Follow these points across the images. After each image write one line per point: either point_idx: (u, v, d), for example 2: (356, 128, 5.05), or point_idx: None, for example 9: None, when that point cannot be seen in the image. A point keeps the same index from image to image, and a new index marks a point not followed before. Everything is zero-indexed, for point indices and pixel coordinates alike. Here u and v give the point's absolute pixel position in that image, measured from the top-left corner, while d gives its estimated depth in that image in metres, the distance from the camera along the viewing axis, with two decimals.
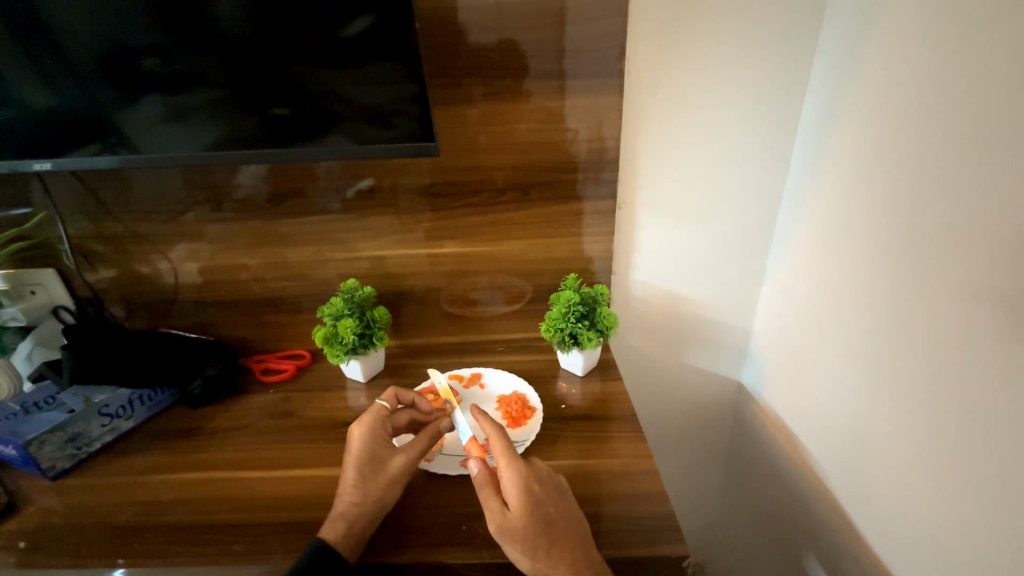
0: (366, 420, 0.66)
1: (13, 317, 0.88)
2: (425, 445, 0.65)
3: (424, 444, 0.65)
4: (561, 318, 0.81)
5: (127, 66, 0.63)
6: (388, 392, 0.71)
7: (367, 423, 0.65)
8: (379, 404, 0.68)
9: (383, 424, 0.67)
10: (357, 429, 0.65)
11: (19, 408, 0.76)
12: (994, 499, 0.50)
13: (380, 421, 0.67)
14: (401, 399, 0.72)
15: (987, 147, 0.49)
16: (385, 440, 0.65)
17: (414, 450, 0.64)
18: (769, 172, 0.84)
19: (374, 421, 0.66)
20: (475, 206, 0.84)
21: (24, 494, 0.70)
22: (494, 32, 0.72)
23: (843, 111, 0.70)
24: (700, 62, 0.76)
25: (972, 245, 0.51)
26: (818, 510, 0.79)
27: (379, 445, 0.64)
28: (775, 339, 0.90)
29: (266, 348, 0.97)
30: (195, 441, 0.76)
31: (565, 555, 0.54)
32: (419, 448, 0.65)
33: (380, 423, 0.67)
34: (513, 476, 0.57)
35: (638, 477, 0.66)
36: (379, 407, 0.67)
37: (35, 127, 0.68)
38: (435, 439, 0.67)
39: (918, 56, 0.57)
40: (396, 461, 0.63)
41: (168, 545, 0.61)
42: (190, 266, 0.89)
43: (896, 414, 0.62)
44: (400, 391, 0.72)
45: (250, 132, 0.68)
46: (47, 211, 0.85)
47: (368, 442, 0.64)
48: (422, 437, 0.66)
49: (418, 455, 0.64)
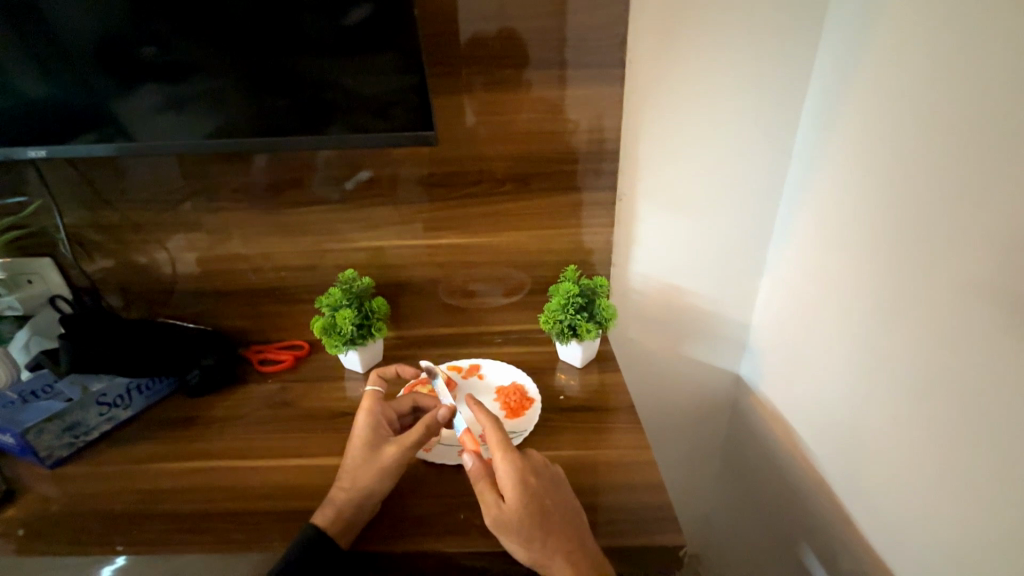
0: (365, 406, 0.67)
1: (10, 306, 0.89)
2: (421, 437, 0.64)
3: (420, 434, 0.64)
4: (560, 310, 0.81)
5: (124, 54, 0.63)
6: (372, 375, 0.73)
7: (366, 410, 0.67)
8: (374, 389, 0.70)
9: (383, 412, 0.68)
10: (358, 416, 0.66)
11: (16, 397, 0.76)
12: (994, 493, 0.50)
13: (379, 407, 0.68)
14: (384, 377, 0.74)
15: (992, 143, 0.49)
16: (383, 428, 0.66)
17: (406, 441, 0.63)
18: (769, 164, 0.84)
19: (373, 407, 0.67)
20: (474, 197, 0.83)
21: (24, 483, 0.70)
22: (495, 21, 0.71)
23: (847, 102, 0.69)
24: (702, 54, 0.76)
25: (976, 239, 0.51)
26: (815, 502, 0.79)
27: (376, 432, 0.65)
28: (773, 332, 0.91)
29: (264, 339, 0.96)
30: (194, 431, 0.76)
31: (562, 546, 0.54)
32: (414, 440, 0.63)
33: (379, 410, 0.68)
34: (509, 469, 0.57)
35: (635, 467, 0.66)
36: (375, 392, 0.69)
37: (29, 116, 0.67)
38: (432, 430, 0.65)
39: (926, 46, 0.56)
40: (389, 448, 0.63)
41: (168, 532, 0.61)
42: (188, 257, 0.89)
43: (895, 407, 0.62)
44: (381, 370, 0.75)
45: (247, 122, 0.68)
46: (43, 200, 0.84)
47: (365, 429, 0.65)
48: (418, 427, 0.64)
49: (410, 447, 0.63)
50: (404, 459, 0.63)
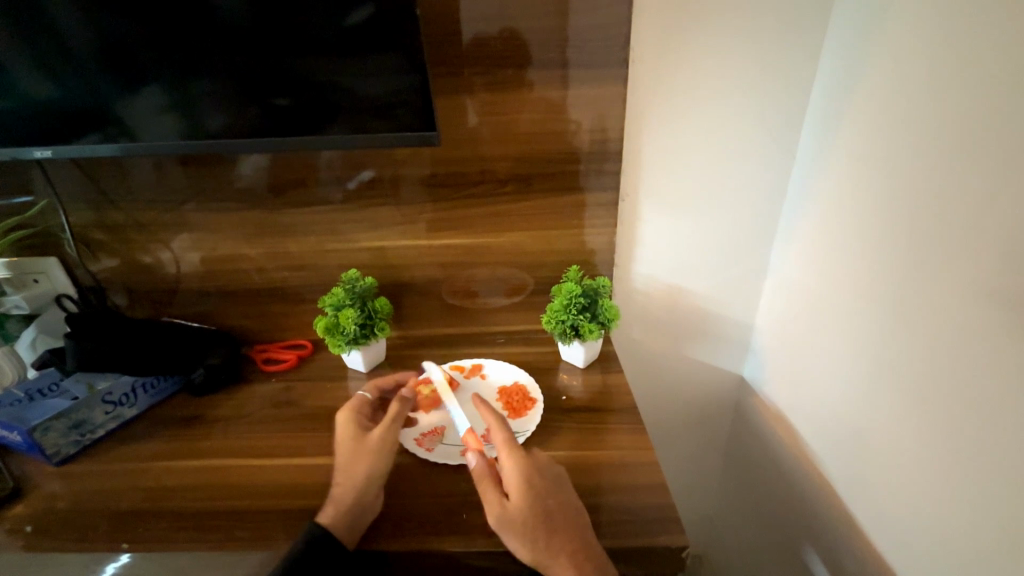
0: (346, 407, 0.69)
1: (18, 305, 0.89)
2: (398, 408, 0.68)
3: (391, 422, 0.66)
4: (562, 310, 0.81)
5: (129, 56, 0.63)
6: (370, 385, 0.74)
7: (346, 411, 0.68)
8: (359, 395, 0.72)
9: (366, 411, 0.70)
10: (338, 417, 0.68)
11: (23, 395, 0.77)
12: (1000, 497, 0.50)
13: (359, 406, 0.70)
14: (383, 388, 0.74)
15: (994, 146, 0.49)
16: (364, 424, 0.68)
17: (383, 430, 0.65)
18: (772, 165, 0.84)
19: (354, 406, 0.69)
20: (476, 197, 0.84)
21: (30, 480, 0.70)
22: (497, 21, 0.71)
23: (851, 103, 0.69)
24: (705, 54, 0.76)
25: (979, 243, 0.51)
26: (818, 503, 0.79)
27: (359, 425, 0.67)
28: (776, 333, 0.91)
29: (267, 338, 0.97)
30: (198, 429, 0.77)
31: (565, 546, 0.54)
32: (393, 413, 0.67)
33: (360, 409, 0.69)
34: (514, 467, 0.58)
35: (637, 468, 0.67)
36: (358, 396, 0.71)
37: (35, 117, 0.68)
38: (399, 416, 0.67)
39: (928, 48, 0.56)
40: (369, 439, 0.65)
41: (174, 530, 0.62)
42: (192, 256, 0.89)
43: (898, 408, 0.62)
44: (382, 382, 0.74)
45: (250, 122, 0.68)
46: (49, 200, 0.85)
47: (346, 424, 0.67)
48: (388, 416, 0.67)
49: (389, 435, 0.65)
50: (390, 437, 0.65)
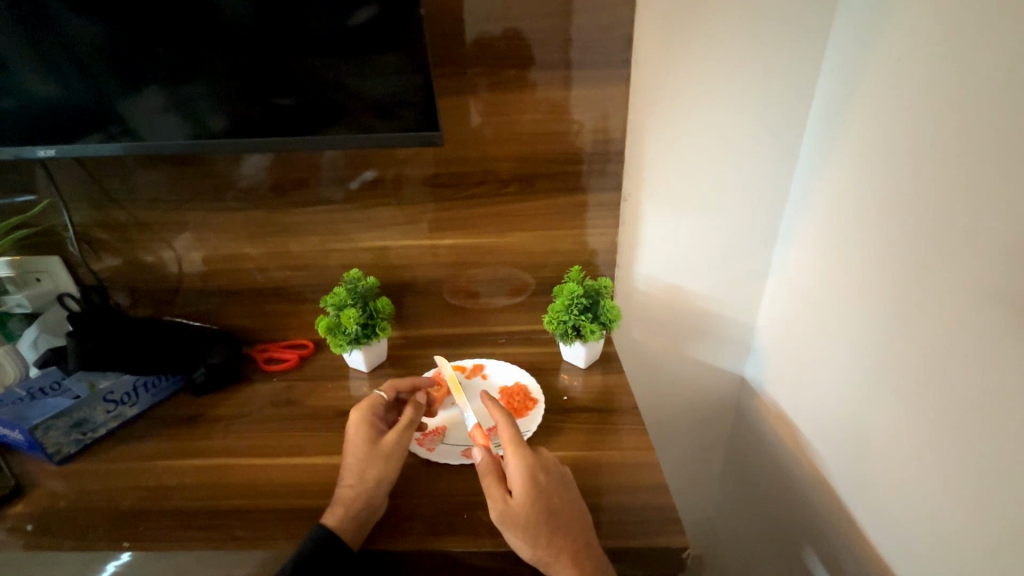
0: (363, 406, 0.68)
1: (19, 303, 0.88)
2: (413, 415, 0.68)
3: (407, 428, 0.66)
4: (563, 311, 0.81)
5: (131, 55, 0.63)
6: (387, 383, 0.73)
7: (361, 410, 0.68)
8: (377, 394, 0.70)
9: (380, 411, 0.69)
10: (353, 415, 0.67)
11: (25, 394, 0.76)
12: (1001, 499, 0.49)
13: (375, 406, 0.69)
14: (399, 389, 0.73)
15: (997, 148, 0.48)
16: (379, 426, 0.67)
17: (400, 436, 0.65)
18: (775, 166, 0.84)
19: (371, 406, 0.68)
20: (477, 197, 0.84)
21: (32, 479, 0.70)
22: (499, 22, 0.71)
23: (854, 104, 0.69)
24: (707, 55, 0.76)
25: (980, 245, 0.51)
26: (819, 504, 0.79)
27: (374, 426, 0.67)
28: (778, 334, 0.91)
29: (268, 338, 0.97)
30: (199, 429, 0.77)
31: (566, 545, 0.54)
32: (408, 419, 0.67)
33: (376, 409, 0.69)
34: (519, 464, 0.58)
35: (638, 469, 0.66)
36: (376, 396, 0.70)
37: (38, 117, 0.68)
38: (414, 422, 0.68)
39: (931, 49, 0.56)
40: (386, 442, 0.64)
41: (174, 529, 0.62)
42: (193, 255, 0.89)
43: (898, 410, 0.62)
44: (399, 382, 0.73)
45: (252, 122, 0.68)
46: (52, 199, 0.85)
47: (360, 424, 0.66)
48: (405, 421, 0.67)
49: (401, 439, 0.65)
50: (402, 440, 0.66)
